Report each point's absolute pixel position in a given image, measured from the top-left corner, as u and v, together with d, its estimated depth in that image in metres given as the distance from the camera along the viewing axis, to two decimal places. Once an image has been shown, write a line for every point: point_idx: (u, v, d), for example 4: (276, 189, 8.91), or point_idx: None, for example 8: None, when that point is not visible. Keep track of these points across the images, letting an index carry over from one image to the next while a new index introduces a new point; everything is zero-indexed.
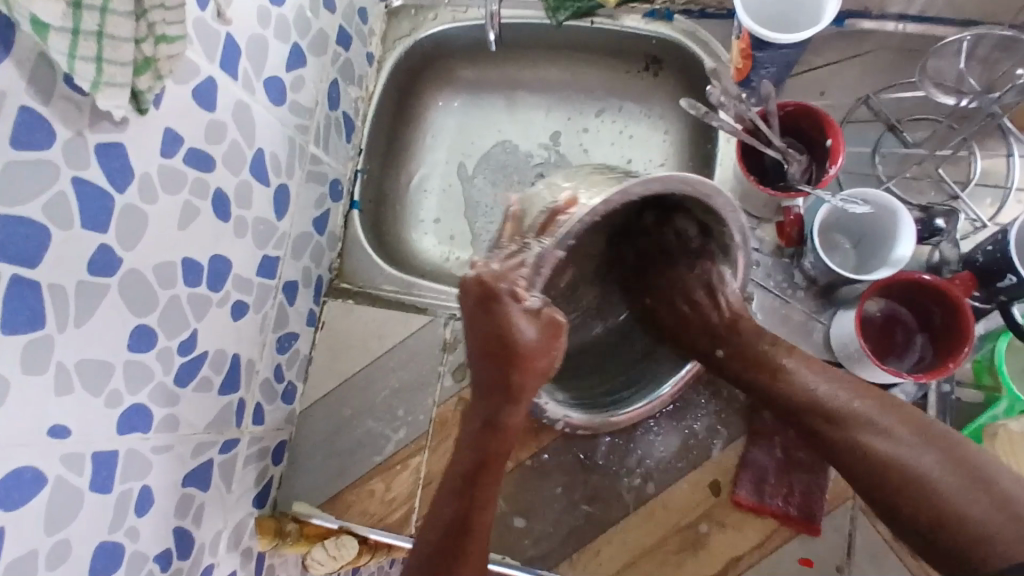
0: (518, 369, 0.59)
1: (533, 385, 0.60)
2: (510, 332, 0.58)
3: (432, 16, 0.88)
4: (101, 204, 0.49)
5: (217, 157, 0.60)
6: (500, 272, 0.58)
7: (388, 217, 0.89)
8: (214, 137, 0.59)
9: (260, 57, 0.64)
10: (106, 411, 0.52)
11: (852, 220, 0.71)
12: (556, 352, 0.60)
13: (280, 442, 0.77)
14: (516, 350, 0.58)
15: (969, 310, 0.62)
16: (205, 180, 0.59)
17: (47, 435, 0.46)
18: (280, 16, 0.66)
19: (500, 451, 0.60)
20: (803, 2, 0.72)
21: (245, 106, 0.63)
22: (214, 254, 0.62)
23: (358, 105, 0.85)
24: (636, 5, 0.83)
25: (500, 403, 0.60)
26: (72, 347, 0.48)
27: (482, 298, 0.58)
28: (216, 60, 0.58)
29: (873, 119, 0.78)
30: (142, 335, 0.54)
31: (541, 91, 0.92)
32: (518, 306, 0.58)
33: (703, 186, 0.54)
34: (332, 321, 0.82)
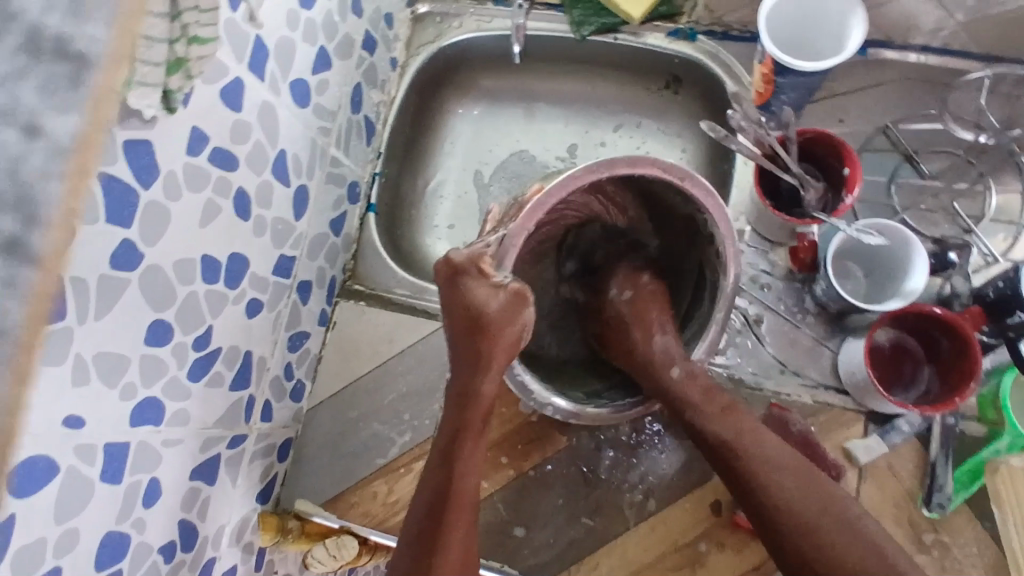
0: (486, 338, 0.60)
1: (503, 355, 0.60)
2: (475, 303, 0.60)
3: (457, 25, 0.89)
4: (126, 200, 0.49)
5: (241, 156, 0.61)
6: (466, 252, 0.60)
7: (403, 220, 0.90)
8: (239, 137, 0.60)
9: (287, 60, 0.65)
10: (120, 403, 0.52)
11: (866, 250, 0.72)
12: (525, 321, 0.61)
13: (286, 439, 0.77)
14: (482, 320, 0.60)
15: (977, 345, 0.63)
16: (227, 179, 0.60)
17: (63, 426, 0.47)
18: (309, 19, 0.67)
19: (474, 419, 0.61)
20: (828, 31, 0.73)
21: (271, 107, 0.64)
22: (232, 251, 0.62)
23: (380, 110, 0.85)
24: (660, 24, 0.83)
25: (470, 373, 0.61)
26: (91, 340, 0.48)
27: (449, 277, 0.61)
28: (245, 61, 0.59)
29: (890, 149, 0.78)
30: (159, 329, 0.55)
31: (561, 104, 0.93)
32: (486, 281, 0.60)
33: (670, 168, 0.58)
34: (343, 322, 0.82)
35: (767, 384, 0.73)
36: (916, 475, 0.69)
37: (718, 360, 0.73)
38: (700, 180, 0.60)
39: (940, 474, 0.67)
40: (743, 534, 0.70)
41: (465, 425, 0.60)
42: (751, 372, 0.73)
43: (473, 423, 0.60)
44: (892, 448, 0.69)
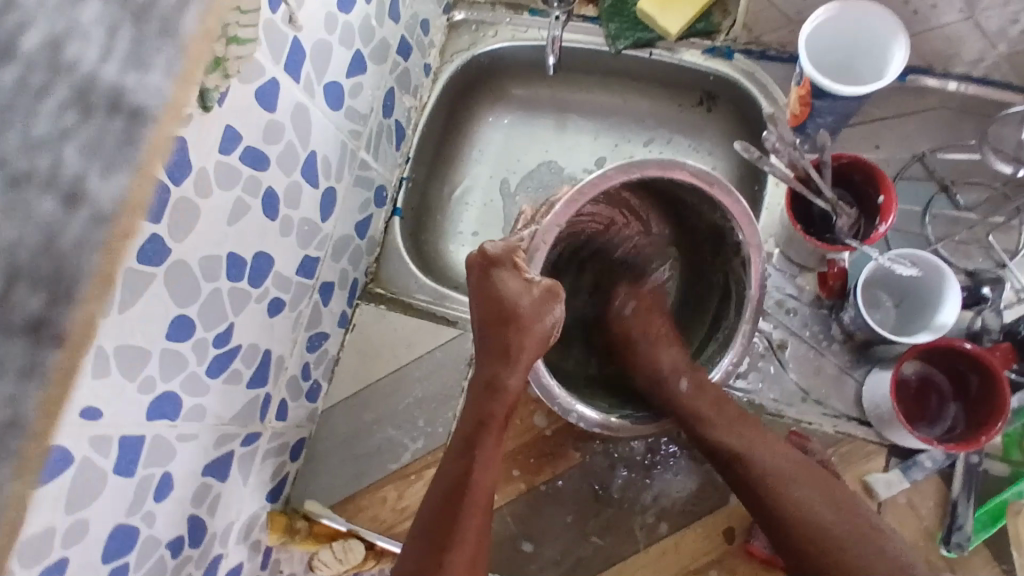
0: (515, 332, 0.61)
1: (530, 350, 0.61)
2: (506, 297, 0.60)
3: (492, 33, 0.89)
4: (157, 196, 0.49)
5: (272, 157, 0.61)
6: (504, 245, 0.61)
7: (427, 226, 0.90)
8: (271, 137, 0.60)
9: (323, 62, 0.65)
10: (138, 396, 0.52)
11: (897, 280, 0.70)
12: (555, 318, 0.61)
13: (300, 439, 0.77)
14: (511, 314, 0.60)
15: (1006, 384, 0.61)
16: (258, 179, 0.60)
17: (79, 418, 0.47)
18: (346, 23, 0.67)
19: (499, 411, 0.62)
20: (868, 55, 0.72)
21: (304, 109, 0.64)
22: (257, 251, 0.62)
23: (411, 115, 0.85)
24: (697, 41, 0.82)
25: (498, 366, 0.61)
26: (112, 332, 0.49)
27: (481, 267, 0.61)
28: (282, 62, 0.59)
29: (926, 178, 0.76)
30: (182, 325, 0.55)
31: (592, 116, 0.92)
32: (518, 275, 0.60)
33: (706, 175, 0.60)
34: (363, 324, 0.82)
35: (789, 411, 0.71)
36: (937, 514, 0.67)
37: (739, 385, 0.72)
38: (729, 189, 0.61)
39: (961, 513, 0.65)
40: (756, 563, 0.69)
41: (489, 415, 0.61)
42: (772, 399, 0.72)
43: (496, 417, 0.62)
44: (913, 485, 0.67)
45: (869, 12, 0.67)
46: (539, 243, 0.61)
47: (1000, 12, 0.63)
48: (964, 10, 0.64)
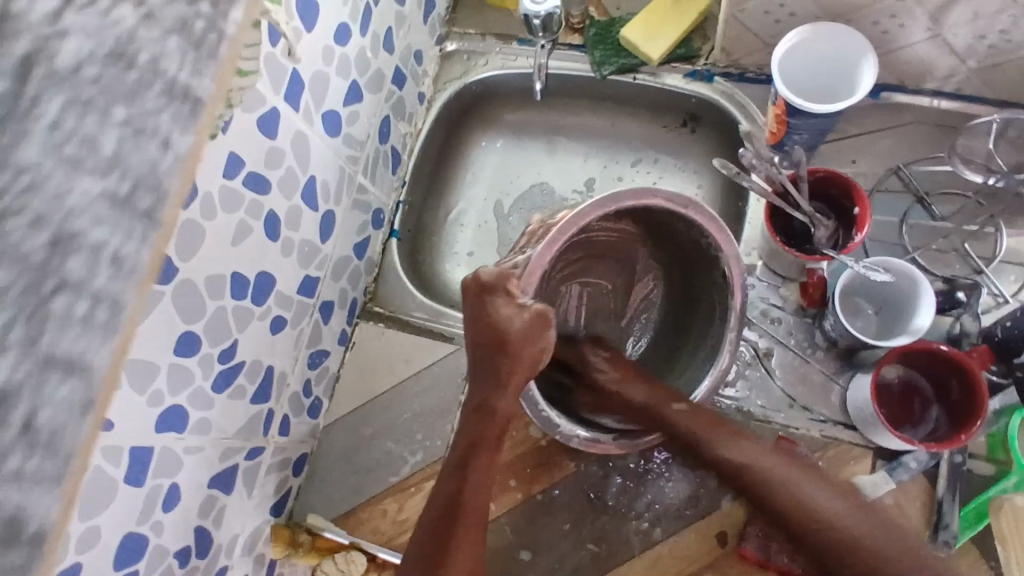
0: (507, 357, 0.63)
1: (520, 371, 0.64)
2: (499, 322, 0.63)
3: (483, 62, 0.93)
4: None
5: (274, 181, 0.65)
6: (495, 272, 0.63)
7: (424, 247, 0.93)
8: (272, 162, 0.64)
9: (321, 92, 0.69)
10: (147, 409, 0.55)
11: (878, 287, 0.73)
12: (545, 342, 0.64)
13: (301, 454, 0.79)
14: (504, 336, 0.63)
15: (984, 385, 0.63)
16: (260, 202, 0.64)
17: None
18: (342, 55, 0.71)
19: (490, 433, 0.64)
20: (840, 74, 0.75)
21: (303, 136, 0.68)
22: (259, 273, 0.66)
23: (406, 141, 0.89)
24: (678, 65, 0.86)
25: (489, 389, 0.65)
26: None
27: (475, 294, 0.64)
28: (281, 93, 0.63)
29: (903, 190, 0.79)
30: (189, 341, 0.58)
31: (582, 139, 0.96)
32: (511, 302, 0.63)
33: (682, 199, 0.61)
34: (363, 342, 0.85)
35: (776, 417, 0.73)
36: (924, 514, 0.69)
37: (727, 393, 0.74)
38: (703, 209, 0.63)
39: (947, 511, 0.68)
40: (750, 566, 0.70)
41: (482, 438, 0.64)
42: (760, 406, 0.74)
43: (488, 437, 0.64)
44: (900, 485, 0.69)
45: (840, 32, 0.71)
46: (530, 272, 0.62)
47: (966, 28, 0.66)
48: (930, 28, 0.67)
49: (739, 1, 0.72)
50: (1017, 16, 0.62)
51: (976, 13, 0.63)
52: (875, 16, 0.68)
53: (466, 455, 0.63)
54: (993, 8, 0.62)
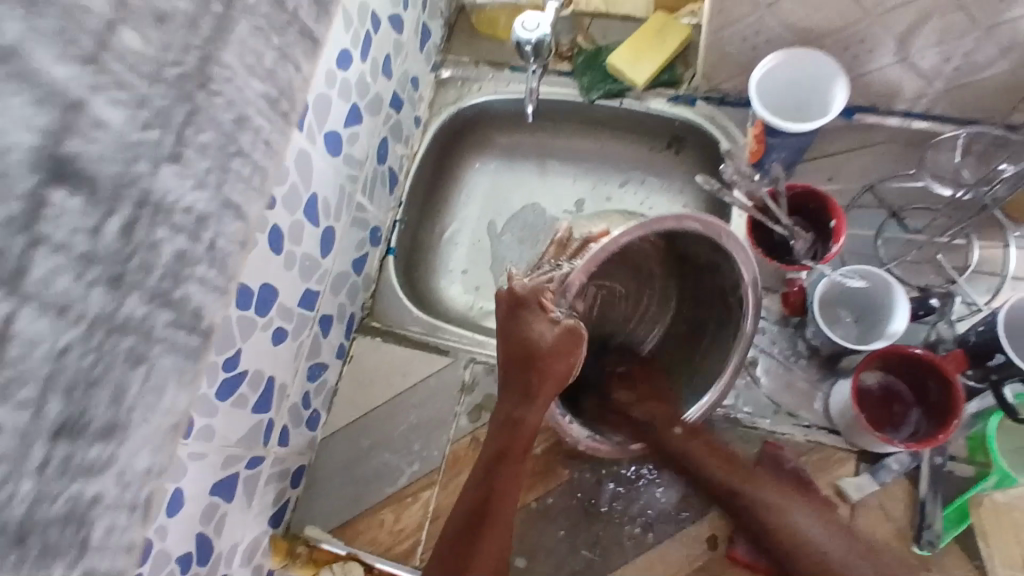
0: (537, 371, 0.64)
1: (548, 387, 0.64)
2: (530, 337, 0.64)
3: (476, 88, 0.97)
4: None
5: (278, 196, 0.68)
6: (529, 285, 0.65)
7: (420, 265, 0.96)
8: (277, 178, 0.67)
9: (323, 112, 0.73)
10: None
11: (855, 296, 0.76)
12: (575, 357, 0.64)
13: (300, 466, 0.81)
14: (537, 351, 0.64)
15: (959, 386, 0.66)
16: (266, 216, 0.66)
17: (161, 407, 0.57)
18: (344, 78, 0.75)
19: (520, 444, 0.64)
20: (815, 96, 0.80)
21: (306, 154, 0.71)
22: (264, 285, 0.68)
23: (403, 162, 0.93)
24: (661, 90, 0.91)
25: (515, 401, 0.65)
26: None
27: (510, 307, 0.65)
28: None
29: (878, 206, 0.84)
30: None
31: (572, 162, 1.00)
32: (544, 316, 0.64)
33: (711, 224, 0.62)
34: (361, 355, 0.87)
35: (763, 423, 0.75)
36: (908, 515, 0.71)
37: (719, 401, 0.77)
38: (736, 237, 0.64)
39: (929, 512, 0.69)
40: (741, 569, 0.72)
41: (509, 447, 0.64)
42: (746, 412, 0.76)
43: (515, 448, 0.64)
44: (883, 487, 0.71)
45: (813, 57, 0.76)
46: (565, 286, 0.63)
47: (933, 52, 0.71)
48: (898, 52, 0.72)
49: (719, 28, 0.77)
50: (978, 40, 0.68)
51: (940, 36, 0.69)
52: (846, 42, 0.73)
53: (494, 466, 0.63)
54: (956, 32, 0.68)
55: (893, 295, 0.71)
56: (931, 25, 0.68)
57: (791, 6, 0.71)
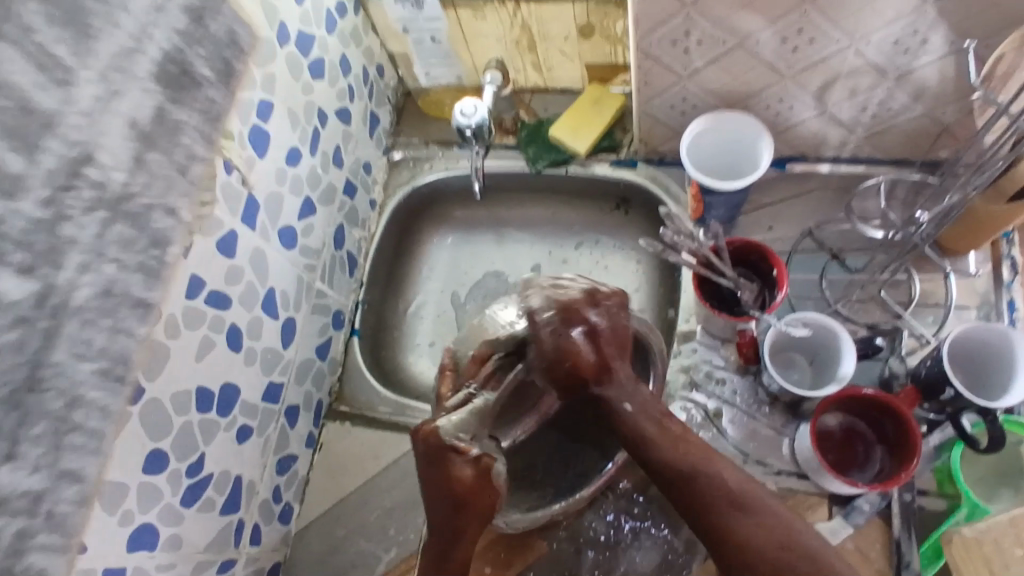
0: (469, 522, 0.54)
1: (479, 522, 0.55)
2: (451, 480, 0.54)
3: (428, 167, 1.01)
4: (274, 389, 0.77)
5: (298, 319, 0.81)
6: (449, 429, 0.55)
7: (386, 342, 0.97)
8: (285, 305, 0.78)
9: (331, 272, 0.88)
10: (199, 514, 0.67)
11: (803, 342, 0.79)
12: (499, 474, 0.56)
13: (275, 562, 0.80)
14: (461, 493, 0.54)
15: (915, 423, 0.67)
16: (275, 351, 0.77)
17: (287, 416, 0.80)
18: (336, 255, 0.89)
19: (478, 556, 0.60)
20: (744, 154, 0.83)
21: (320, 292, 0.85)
22: (188, 274, 0.62)
23: (361, 245, 0.95)
24: (604, 155, 0.94)
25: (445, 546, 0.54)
26: (216, 461, 0.69)
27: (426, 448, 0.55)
28: (278, 277, 0.76)
29: (818, 250, 0.86)
30: (244, 432, 0.73)
31: (526, 229, 1.02)
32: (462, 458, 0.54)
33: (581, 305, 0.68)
34: (330, 443, 0.87)
35: None
36: (886, 554, 0.71)
37: None
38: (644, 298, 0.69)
39: (906, 551, 0.70)
40: None
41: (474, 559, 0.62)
42: None
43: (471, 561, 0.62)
44: (857, 528, 0.73)
45: (736, 119, 0.80)
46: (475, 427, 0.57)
47: (848, 104, 0.77)
48: (817, 106, 0.78)
49: (648, 98, 0.82)
50: (890, 88, 0.74)
51: (854, 89, 0.75)
52: (767, 101, 0.79)
53: None
54: (868, 84, 0.74)
55: (845, 340, 0.73)
56: (844, 81, 0.74)
57: (712, 73, 0.76)
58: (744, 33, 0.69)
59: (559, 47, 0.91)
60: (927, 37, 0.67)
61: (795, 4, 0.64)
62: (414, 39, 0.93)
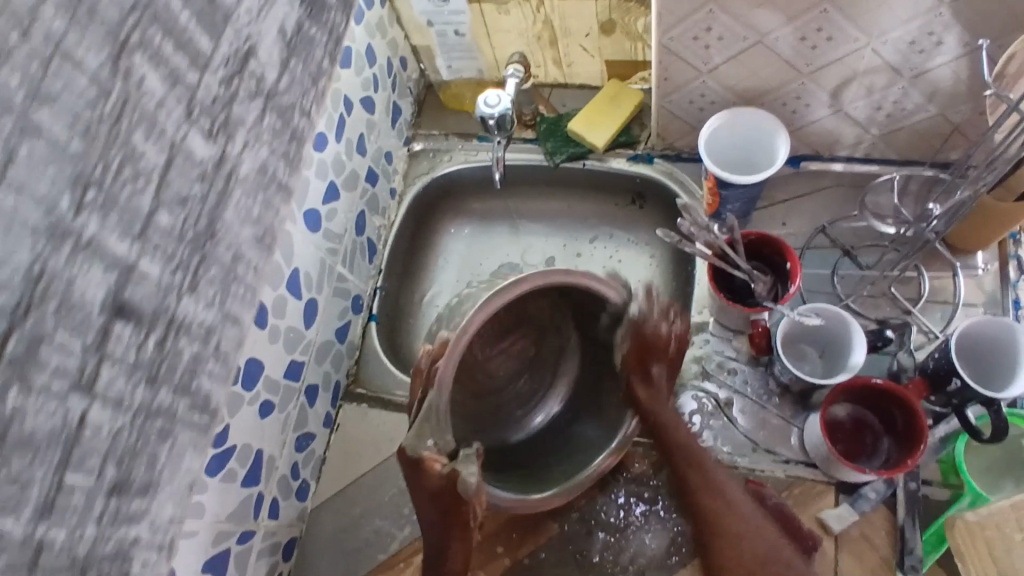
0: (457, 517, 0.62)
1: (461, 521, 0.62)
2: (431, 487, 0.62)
3: (447, 158, 1.03)
4: (295, 368, 0.79)
5: (320, 300, 0.83)
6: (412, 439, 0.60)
7: (402, 328, 0.99)
8: (308, 285, 0.80)
9: (351, 257, 0.90)
10: (223, 484, 0.69)
11: (814, 333, 0.80)
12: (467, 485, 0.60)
13: (291, 538, 0.82)
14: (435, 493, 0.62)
15: (922, 413, 0.69)
16: (297, 329, 0.78)
17: (306, 395, 0.82)
18: (358, 241, 0.91)
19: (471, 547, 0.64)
20: (760, 150, 0.85)
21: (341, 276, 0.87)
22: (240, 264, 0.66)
23: (380, 233, 0.97)
24: (621, 150, 0.96)
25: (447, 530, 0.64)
26: (240, 433, 0.70)
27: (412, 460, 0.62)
28: (302, 257, 0.78)
29: (830, 246, 0.87)
30: (266, 407, 0.74)
31: (542, 222, 1.04)
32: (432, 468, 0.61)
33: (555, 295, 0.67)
34: (346, 423, 0.89)
35: (742, 462, 0.78)
36: (890, 542, 0.73)
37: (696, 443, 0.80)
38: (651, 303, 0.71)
39: (910, 537, 0.72)
40: None
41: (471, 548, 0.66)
42: (726, 451, 0.79)
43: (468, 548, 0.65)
44: (864, 516, 0.74)
45: (752, 115, 0.82)
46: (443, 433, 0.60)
47: (863, 102, 0.79)
48: (833, 104, 0.80)
49: (667, 93, 0.84)
50: (904, 88, 0.75)
51: (869, 88, 0.77)
52: (784, 98, 0.81)
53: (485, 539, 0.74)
54: (883, 83, 0.75)
55: (855, 332, 0.75)
56: (860, 79, 0.75)
57: (731, 69, 0.78)
58: (763, 30, 0.71)
59: (580, 43, 0.94)
60: (941, 38, 0.68)
61: (815, 2, 0.66)
62: (438, 32, 0.95)
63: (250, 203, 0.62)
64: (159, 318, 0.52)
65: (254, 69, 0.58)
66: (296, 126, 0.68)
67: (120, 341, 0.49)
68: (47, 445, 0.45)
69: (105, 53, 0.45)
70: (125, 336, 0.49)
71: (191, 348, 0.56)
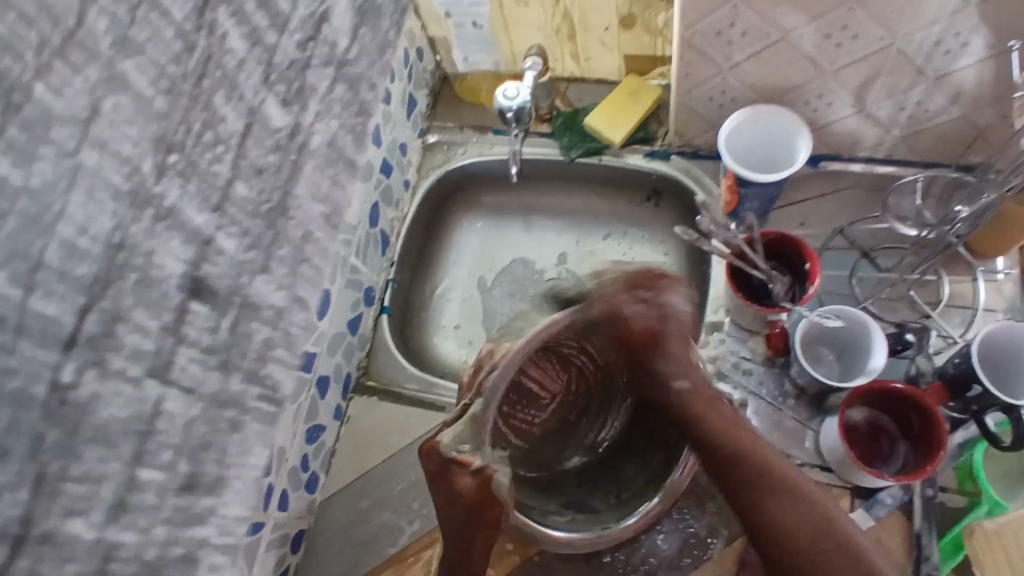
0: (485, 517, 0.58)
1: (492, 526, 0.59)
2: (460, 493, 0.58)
3: (461, 151, 1.02)
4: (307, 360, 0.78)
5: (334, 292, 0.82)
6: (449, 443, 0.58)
7: (414, 322, 0.98)
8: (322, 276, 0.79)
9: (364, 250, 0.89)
10: None
11: (833, 335, 0.79)
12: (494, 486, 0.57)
13: (299, 531, 0.81)
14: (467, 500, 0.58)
15: (941, 419, 0.68)
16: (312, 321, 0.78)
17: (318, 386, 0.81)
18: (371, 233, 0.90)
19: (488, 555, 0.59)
20: (781, 148, 0.84)
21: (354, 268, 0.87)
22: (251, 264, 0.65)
23: (394, 225, 0.96)
24: (637, 147, 0.95)
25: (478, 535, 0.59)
26: None
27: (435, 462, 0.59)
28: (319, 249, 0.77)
29: (848, 248, 0.86)
30: None
31: (556, 217, 1.03)
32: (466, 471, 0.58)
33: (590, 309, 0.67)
34: (357, 416, 0.89)
35: None
36: (905, 549, 0.72)
37: None
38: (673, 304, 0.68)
39: (925, 544, 0.71)
40: None
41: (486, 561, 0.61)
42: None
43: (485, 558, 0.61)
44: (879, 521, 0.73)
45: (774, 113, 0.81)
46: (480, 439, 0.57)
47: (886, 103, 0.78)
48: (856, 104, 0.79)
49: (687, 90, 0.83)
50: (928, 89, 0.74)
51: (892, 88, 0.75)
52: (806, 97, 0.79)
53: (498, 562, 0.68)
54: (907, 84, 0.74)
55: (875, 335, 0.74)
56: (884, 79, 0.74)
57: (753, 66, 0.77)
58: (787, 27, 0.70)
59: (599, 37, 0.93)
60: (968, 39, 0.67)
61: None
62: (456, 24, 0.94)
63: (319, 178, 0.72)
64: (231, 300, 0.61)
65: (327, 35, 0.69)
66: (361, 99, 0.79)
67: (194, 322, 0.57)
68: (122, 439, 0.51)
69: (191, 6, 0.53)
70: (200, 315, 0.57)
71: (261, 331, 0.65)
